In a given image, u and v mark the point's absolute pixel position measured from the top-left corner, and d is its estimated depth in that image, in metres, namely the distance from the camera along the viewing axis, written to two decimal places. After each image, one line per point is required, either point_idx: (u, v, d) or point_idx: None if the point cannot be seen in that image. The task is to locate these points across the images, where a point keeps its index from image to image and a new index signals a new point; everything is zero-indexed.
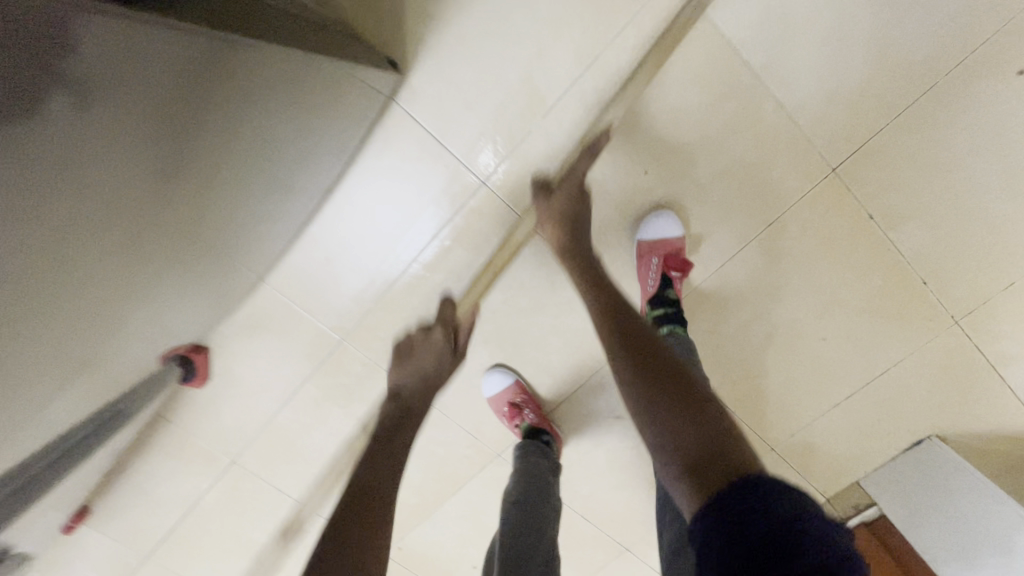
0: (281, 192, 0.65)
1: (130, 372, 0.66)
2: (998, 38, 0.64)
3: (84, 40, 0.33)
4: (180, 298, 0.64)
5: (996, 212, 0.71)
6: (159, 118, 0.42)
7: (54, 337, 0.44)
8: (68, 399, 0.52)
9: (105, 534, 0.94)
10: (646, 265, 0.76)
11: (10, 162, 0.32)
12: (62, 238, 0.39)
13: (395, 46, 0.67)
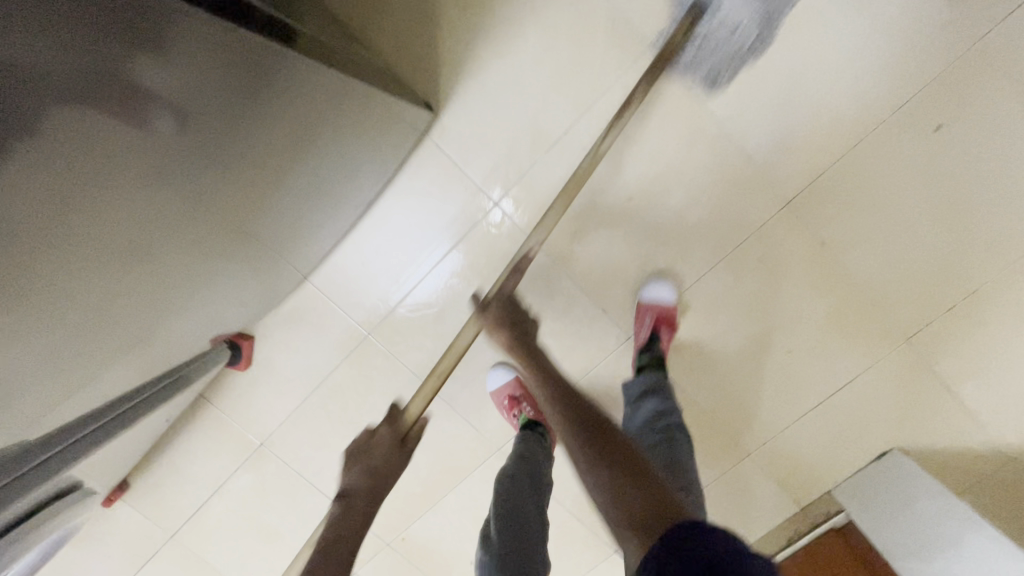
0: (327, 198, 0.79)
1: (191, 337, 0.80)
2: (918, 100, 0.79)
3: (157, 60, 0.43)
4: (237, 281, 0.78)
5: (927, 243, 0.85)
6: (218, 121, 0.52)
7: (120, 291, 0.57)
8: (130, 344, 0.65)
9: (140, 508, 1.04)
10: (641, 321, 0.88)
11: (99, 150, 0.43)
12: (138, 210, 0.50)
13: (431, 92, 0.84)
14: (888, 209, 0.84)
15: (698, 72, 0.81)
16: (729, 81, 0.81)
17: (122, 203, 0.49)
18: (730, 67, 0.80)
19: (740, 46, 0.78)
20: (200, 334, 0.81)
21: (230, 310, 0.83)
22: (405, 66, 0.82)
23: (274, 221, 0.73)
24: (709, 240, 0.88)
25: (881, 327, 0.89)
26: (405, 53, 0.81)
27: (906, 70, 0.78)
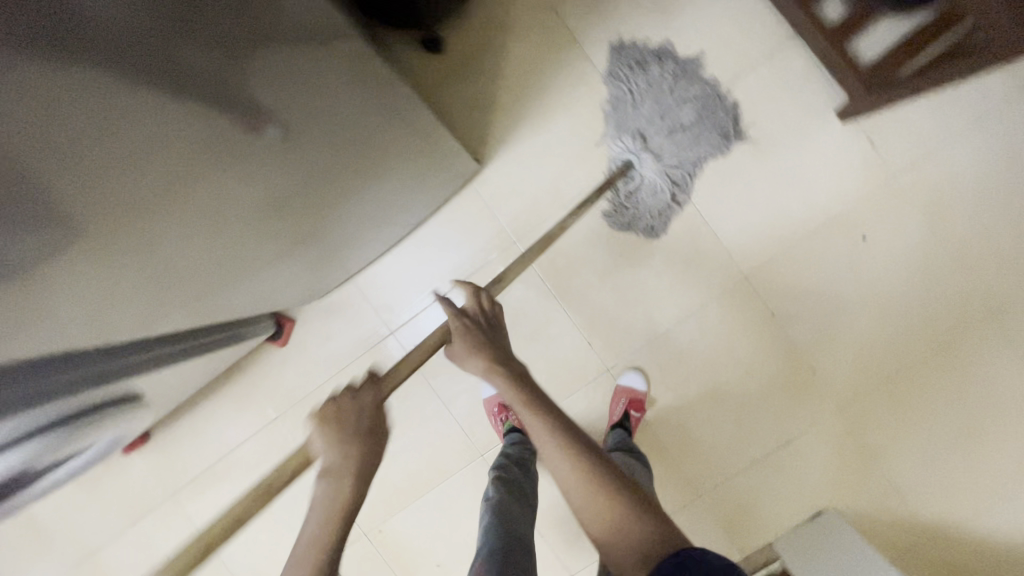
0: (379, 211, 0.96)
1: (249, 308, 0.93)
2: (849, 214, 1.03)
3: (276, 67, 0.53)
4: (280, 272, 0.89)
5: (855, 326, 1.04)
6: (299, 121, 0.62)
7: (193, 272, 0.63)
8: (180, 316, 0.71)
9: (153, 462, 1.17)
10: (616, 401, 1.07)
11: (228, 140, 0.51)
12: (230, 195, 0.57)
13: (479, 152, 1.08)
14: (825, 295, 1.04)
15: (637, 222, 1.05)
16: (663, 227, 1.05)
17: (225, 191, 0.56)
18: (662, 217, 1.05)
19: (666, 201, 1.04)
20: (261, 307, 0.96)
21: (289, 292, 1.00)
22: (464, 130, 1.07)
23: (327, 222, 0.86)
24: (680, 298, 1.07)
25: (819, 394, 1.06)
26: (465, 121, 1.07)
27: (840, 188, 1.02)
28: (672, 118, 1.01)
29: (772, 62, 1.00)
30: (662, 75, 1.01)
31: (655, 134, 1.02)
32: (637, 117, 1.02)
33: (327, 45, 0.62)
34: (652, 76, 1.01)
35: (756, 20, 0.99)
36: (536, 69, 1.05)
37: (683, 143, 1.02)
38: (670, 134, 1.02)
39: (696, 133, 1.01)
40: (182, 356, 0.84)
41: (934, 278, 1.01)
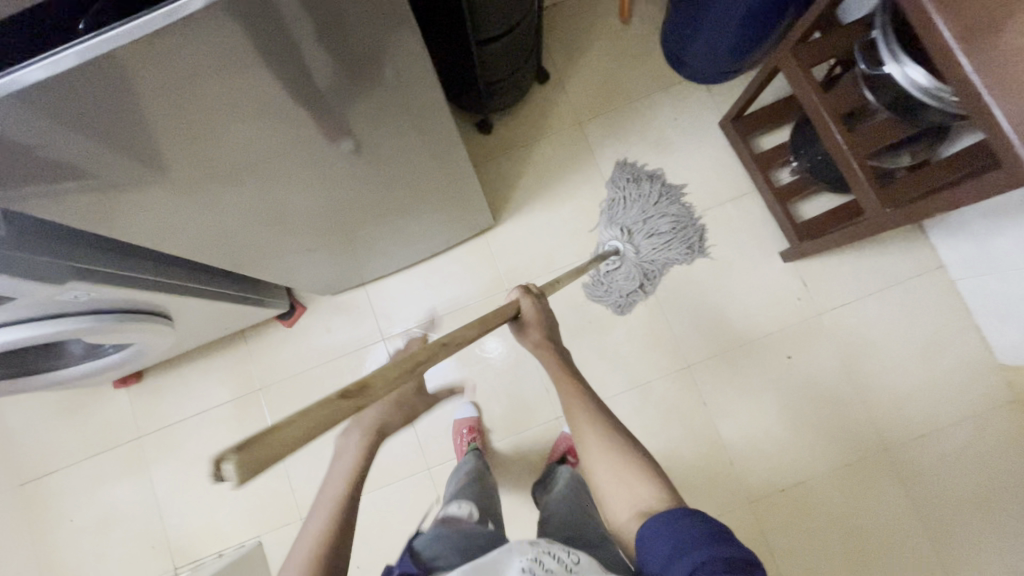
0: (396, 229, 1.13)
1: (274, 278, 1.09)
2: (779, 336, 1.24)
3: (372, 106, 0.68)
4: (302, 254, 1.03)
5: (772, 432, 1.21)
6: (372, 144, 0.77)
7: (238, 220, 0.78)
8: (211, 258, 0.86)
9: (135, 402, 1.29)
10: (558, 444, 1.20)
11: (306, 144, 0.67)
12: (291, 176, 0.73)
13: (496, 212, 1.33)
14: (750, 399, 1.23)
15: (609, 299, 1.26)
16: (628, 307, 1.27)
17: (286, 172, 0.71)
18: (629, 299, 1.26)
19: (635, 286, 1.25)
20: (279, 282, 1.12)
21: (313, 277, 1.17)
22: (489, 193, 1.33)
23: (358, 224, 1.02)
24: (630, 370, 1.25)
25: (733, 485, 1.19)
26: (492, 187, 1.34)
27: (774, 314, 1.25)
28: (653, 224, 1.25)
29: (736, 205, 1.28)
30: (651, 191, 1.28)
31: (638, 233, 1.25)
32: (629, 218, 1.26)
33: (432, 100, 0.75)
34: (643, 189, 1.28)
35: (729, 173, 1.30)
36: (557, 164, 1.34)
37: (661, 245, 1.24)
38: (648, 236, 1.25)
39: (674, 242, 1.25)
40: (212, 297, 0.98)
41: (839, 405, 1.21)
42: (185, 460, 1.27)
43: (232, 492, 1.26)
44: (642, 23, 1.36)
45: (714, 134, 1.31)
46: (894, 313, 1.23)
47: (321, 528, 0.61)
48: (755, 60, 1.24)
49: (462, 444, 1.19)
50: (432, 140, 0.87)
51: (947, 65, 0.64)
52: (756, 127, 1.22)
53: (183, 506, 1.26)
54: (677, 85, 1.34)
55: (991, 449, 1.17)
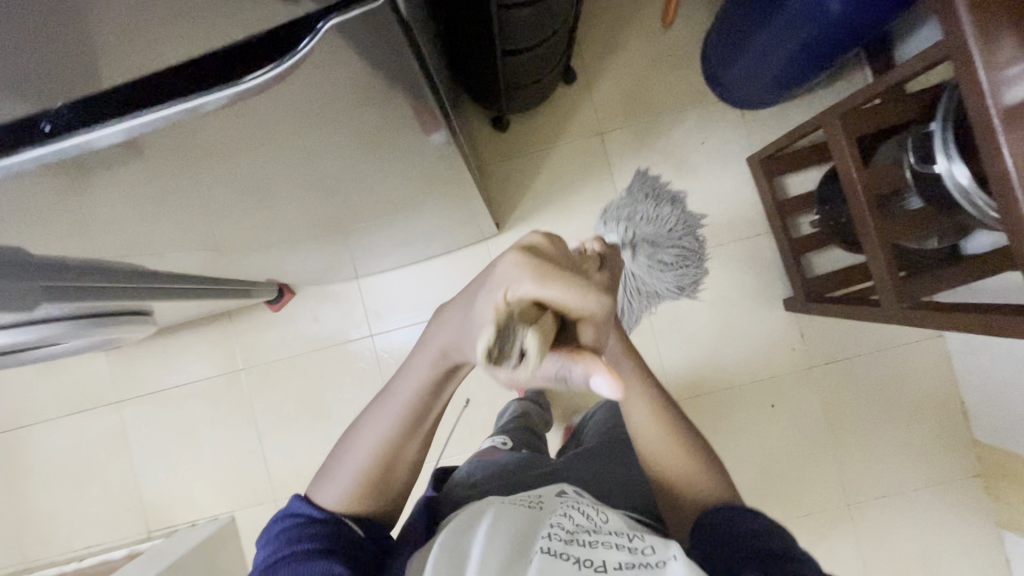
0: (391, 231, 1.08)
1: (258, 271, 1.04)
2: (765, 383, 1.25)
3: (367, 156, 0.62)
4: (290, 250, 0.99)
5: (742, 476, 1.24)
6: (364, 174, 0.71)
7: (218, 235, 0.73)
8: (190, 259, 0.81)
9: (114, 366, 1.27)
10: None
11: (294, 188, 0.62)
12: (276, 205, 0.68)
13: (501, 219, 1.27)
14: (726, 442, 1.24)
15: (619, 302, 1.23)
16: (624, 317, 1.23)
17: (271, 203, 0.66)
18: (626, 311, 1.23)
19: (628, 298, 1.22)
20: (265, 274, 1.07)
21: (303, 267, 1.11)
22: (497, 198, 1.27)
23: (351, 227, 0.97)
24: None
25: None
26: (500, 191, 1.27)
27: (765, 360, 1.25)
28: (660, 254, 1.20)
29: (747, 245, 1.25)
30: (671, 214, 1.22)
31: (644, 249, 1.18)
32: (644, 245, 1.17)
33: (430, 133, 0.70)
34: (663, 210, 1.22)
35: (747, 210, 1.25)
36: (572, 175, 1.27)
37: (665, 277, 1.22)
38: (651, 251, 1.18)
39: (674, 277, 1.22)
40: (194, 294, 0.94)
41: (810, 458, 1.24)
42: (163, 429, 1.28)
43: (208, 466, 1.27)
44: (686, 29, 1.25)
45: (740, 166, 1.24)
46: (883, 374, 1.23)
47: (375, 461, 0.56)
48: (797, 93, 1.14)
49: None
50: (425, 160, 0.81)
51: (1003, 201, 0.58)
52: (784, 170, 1.15)
53: (158, 473, 1.28)
54: (711, 104, 1.25)
55: (944, 516, 1.21)
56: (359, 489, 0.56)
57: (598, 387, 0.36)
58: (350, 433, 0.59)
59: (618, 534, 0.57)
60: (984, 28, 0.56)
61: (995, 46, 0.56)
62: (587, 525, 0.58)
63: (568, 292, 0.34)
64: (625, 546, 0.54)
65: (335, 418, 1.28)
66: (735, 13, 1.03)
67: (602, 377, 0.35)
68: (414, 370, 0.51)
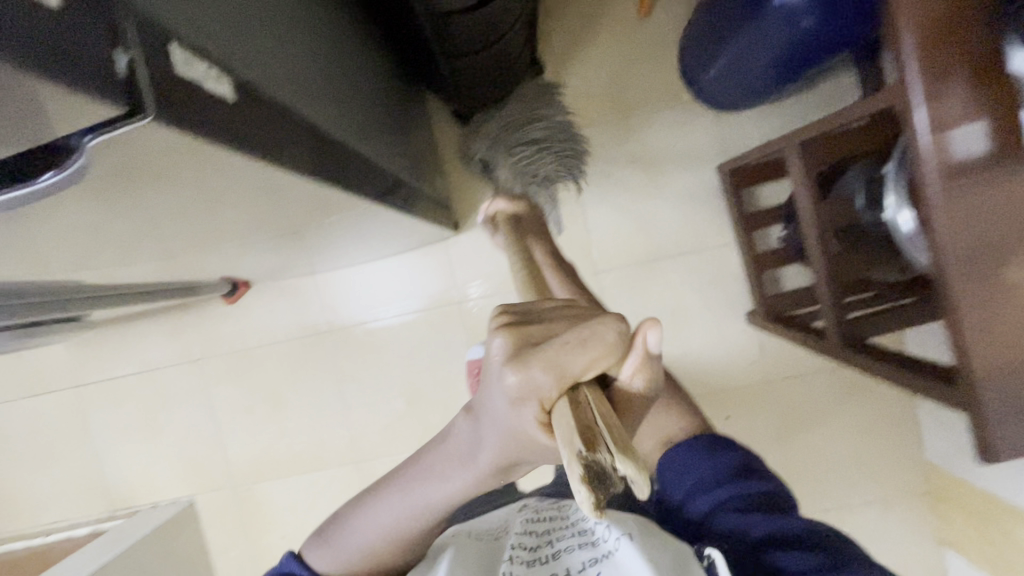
0: (341, 237, 1.04)
1: (204, 274, 1.02)
2: (722, 395, 1.23)
3: None
4: (231, 255, 0.97)
5: None
6: None
7: (133, 255, 0.70)
8: (117, 274, 0.79)
9: (73, 351, 1.28)
10: None
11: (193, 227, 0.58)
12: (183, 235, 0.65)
13: (462, 217, 1.24)
14: None
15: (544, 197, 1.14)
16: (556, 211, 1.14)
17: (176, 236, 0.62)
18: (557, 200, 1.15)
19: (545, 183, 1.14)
20: (213, 275, 1.05)
21: (252, 267, 1.09)
22: (458, 198, 1.23)
23: (293, 236, 0.94)
24: None
25: None
26: (461, 190, 1.23)
27: (724, 373, 1.23)
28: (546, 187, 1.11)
29: (713, 255, 1.21)
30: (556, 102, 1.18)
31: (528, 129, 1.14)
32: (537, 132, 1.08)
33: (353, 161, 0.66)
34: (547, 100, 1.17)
35: (716, 219, 1.20)
36: None
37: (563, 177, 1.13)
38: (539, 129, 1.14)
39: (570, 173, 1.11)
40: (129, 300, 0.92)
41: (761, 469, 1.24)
42: (122, 415, 1.30)
43: (168, 451, 1.30)
44: (663, 21, 1.17)
45: (712, 172, 1.19)
46: (842, 393, 1.21)
47: (384, 547, 0.50)
48: (779, 94, 1.06)
49: None
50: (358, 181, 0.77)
51: (940, 283, 0.54)
52: (754, 181, 1.10)
53: (120, 455, 1.30)
54: (686, 105, 1.18)
55: (887, 532, 1.23)
56: (372, 559, 0.51)
57: (654, 345, 0.35)
58: (357, 513, 0.51)
59: (577, 534, 0.55)
60: (934, 81, 0.50)
61: (946, 103, 0.50)
62: (547, 536, 0.56)
63: (586, 352, 0.32)
64: (585, 545, 0.53)
65: (291, 411, 1.29)
66: (712, 12, 0.95)
67: (650, 331, 0.35)
68: (441, 486, 0.43)
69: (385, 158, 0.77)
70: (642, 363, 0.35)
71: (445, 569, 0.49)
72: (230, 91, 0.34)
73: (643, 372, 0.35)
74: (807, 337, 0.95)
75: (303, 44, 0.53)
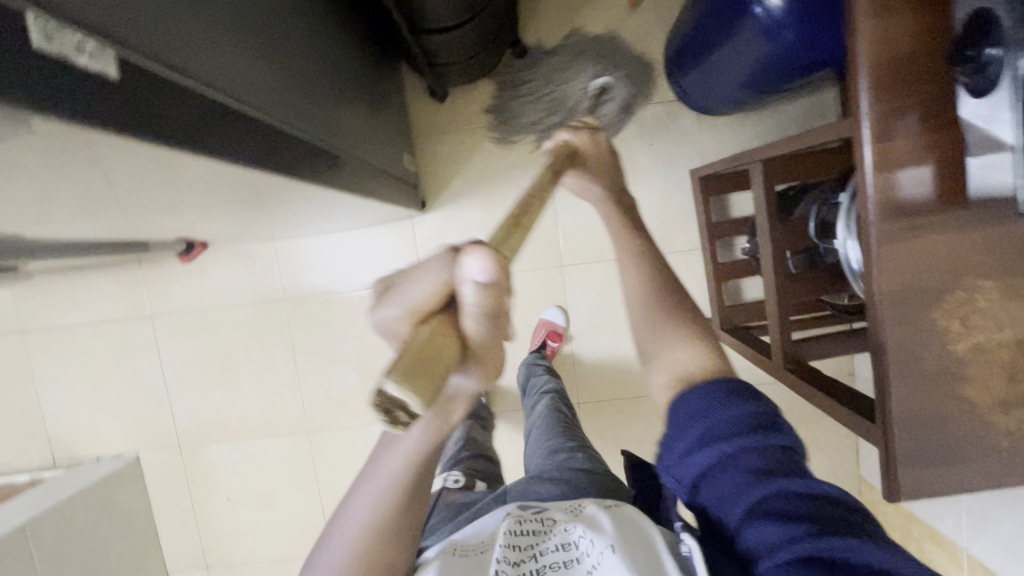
0: (298, 210, 1.02)
1: (152, 234, 0.99)
2: None
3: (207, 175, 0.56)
4: (180, 219, 0.94)
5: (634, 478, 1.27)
6: None
7: (64, 217, 0.68)
8: (52, 233, 0.76)
9: (19, 297, 1.24)
10: None
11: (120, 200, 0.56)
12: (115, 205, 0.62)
13: (431, 197, 1.21)
14: (624, 445, 1.26)
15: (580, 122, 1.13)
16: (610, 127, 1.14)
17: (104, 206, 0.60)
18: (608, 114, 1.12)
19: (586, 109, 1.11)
20: (163, 236, 1.02)
21: (205, 230, 1.06)
22: (428, 177, 1.21)
23: (252, 209, 0.92)
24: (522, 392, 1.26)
25: None
26: (432, 169, 1.20)
27: None
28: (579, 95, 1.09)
29: (678, 258, 1.21)
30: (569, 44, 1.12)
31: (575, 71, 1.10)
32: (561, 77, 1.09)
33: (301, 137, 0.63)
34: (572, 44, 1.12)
35: (685, 223, 1.19)
36: (504, 163, 1.19)
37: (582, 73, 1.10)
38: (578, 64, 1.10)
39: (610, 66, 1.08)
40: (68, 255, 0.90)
41: None
42: (69, 366, 1.28)
43: (114, 406, 1.29)
44: (651, 13, 1.13)
45: (686, 174, 1.18)
46: (789, 405, 1.24)
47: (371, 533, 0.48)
48: (758, 104, 1.04)
49: (536, 341, 1.19)
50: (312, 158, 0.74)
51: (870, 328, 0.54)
52: (725, 189, 1.09)
53: (65, 405, 1.29)
54: (667, 103, 1.16)
55: None
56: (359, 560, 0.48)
57: (485, 276, 0.29)
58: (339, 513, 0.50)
59: (559, 546, 0.51)
60: (885, 118, 0.49)
61: (896, 143, 0.49)
62: (530, 543, 0.52)
63: (423, 278, 0.30)
64: (568, 564, 0.50)
65: (242, 376, 1.28)
66: (696, 12, 0.92)
67: (468, 258, 0.29)
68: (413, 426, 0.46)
69: (338, 134, 0.75)
70: (477, 297, 0.30)
71: None
72: (114, 69, 0.33)
73: (484, 304, 0.30)
74: (752, 352, 0.96)
75: (236, 11, 0.50)
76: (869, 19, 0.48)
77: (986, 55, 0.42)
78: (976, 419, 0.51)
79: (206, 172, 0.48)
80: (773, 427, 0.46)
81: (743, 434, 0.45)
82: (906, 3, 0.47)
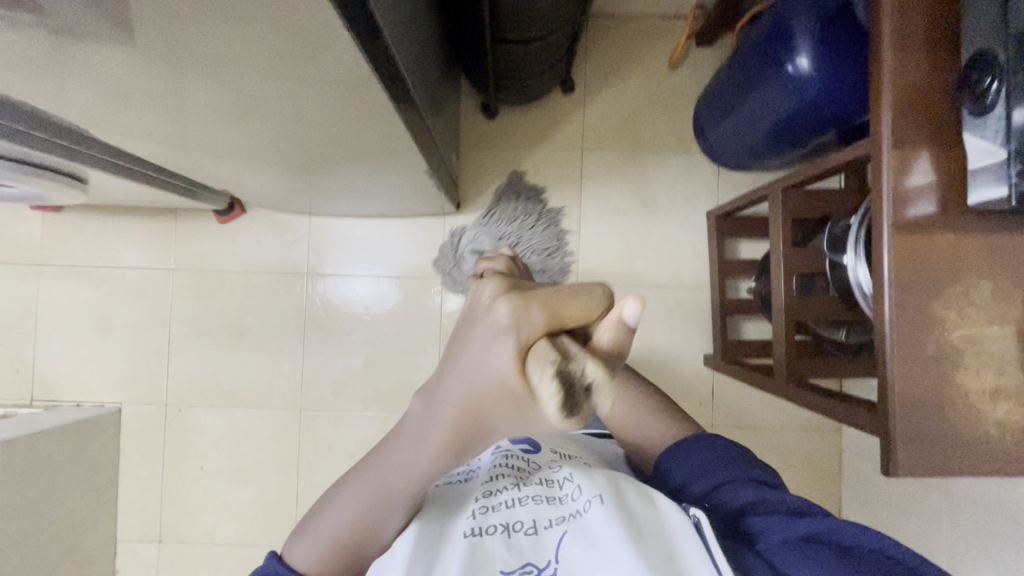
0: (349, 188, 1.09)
1: (208, 180, 1.05)
2: None
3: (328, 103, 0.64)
4: (241, 171, 1.00)
5: None
6: None
7: (162, 132, 0.75)
8: (136, 146, 0.83)
9: (49, 230, 1.27)
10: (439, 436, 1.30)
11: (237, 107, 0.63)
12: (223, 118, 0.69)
13: (468, 201, 1.30)
14: None
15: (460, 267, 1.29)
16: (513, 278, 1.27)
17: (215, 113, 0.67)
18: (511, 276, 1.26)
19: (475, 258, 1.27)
20: (216, 185, 1.08)
21: (254, 190, 1.12)
22: (468, 183, 1.30)
23: (314, 174, 0.99)
24: None
25: None
26: (473, 176, 1.30)
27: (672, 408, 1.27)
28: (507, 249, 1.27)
29: (686, 293, 1.28)
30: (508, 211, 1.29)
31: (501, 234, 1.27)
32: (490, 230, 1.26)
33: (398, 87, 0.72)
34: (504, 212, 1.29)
35: (696, 262, 1.29)
36: (539, 181, 1.30)
37: (523, 226, 1.28)
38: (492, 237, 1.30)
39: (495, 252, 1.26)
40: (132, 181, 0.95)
41: None
42: (76, 305, 1.28)
43: (110, 351, 1.28)
44: (688, 76, 1.29)
45: (701, 218, 1.29)
46: (777, 453, 1.26)
47: (362, 515, 0.47)
48: (771, 164, 1.17)
49: None
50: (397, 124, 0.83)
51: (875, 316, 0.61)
52: (737, 233, 1.20)
53: (59, 343, 1.28)
54: (691, 153, 1.29)
55: None
56: (349, 537, 0.48)
57: (631, 322, 0.34)
58: (338, 488, 0.49)
59: (542, 484, 0.57)
60: (903, 136, 0.59)
61: (910, 156, 0.58)
62: (515, 481, 0.57)
63: (581, 302, 0.33)
64: (552, 499, 0.54)
65: (247, 343, 1.28)
66: (731, 72, 1.06)
67: (629, 302, 0.33)
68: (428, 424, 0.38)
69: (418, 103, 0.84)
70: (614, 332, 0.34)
71: (417, 522, 0.50)
72: None
73: (614, 343, 0.34)
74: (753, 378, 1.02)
75: None
76: (892, 53, 0.59)
77: (985, 85, 0.53)
78: (971, 408, 0.57)
79: (327, 81, 0.56)
80: (750, 460, 0.65)
81: (750, 467, 0.64)
82: (924, 48, 0.58)
